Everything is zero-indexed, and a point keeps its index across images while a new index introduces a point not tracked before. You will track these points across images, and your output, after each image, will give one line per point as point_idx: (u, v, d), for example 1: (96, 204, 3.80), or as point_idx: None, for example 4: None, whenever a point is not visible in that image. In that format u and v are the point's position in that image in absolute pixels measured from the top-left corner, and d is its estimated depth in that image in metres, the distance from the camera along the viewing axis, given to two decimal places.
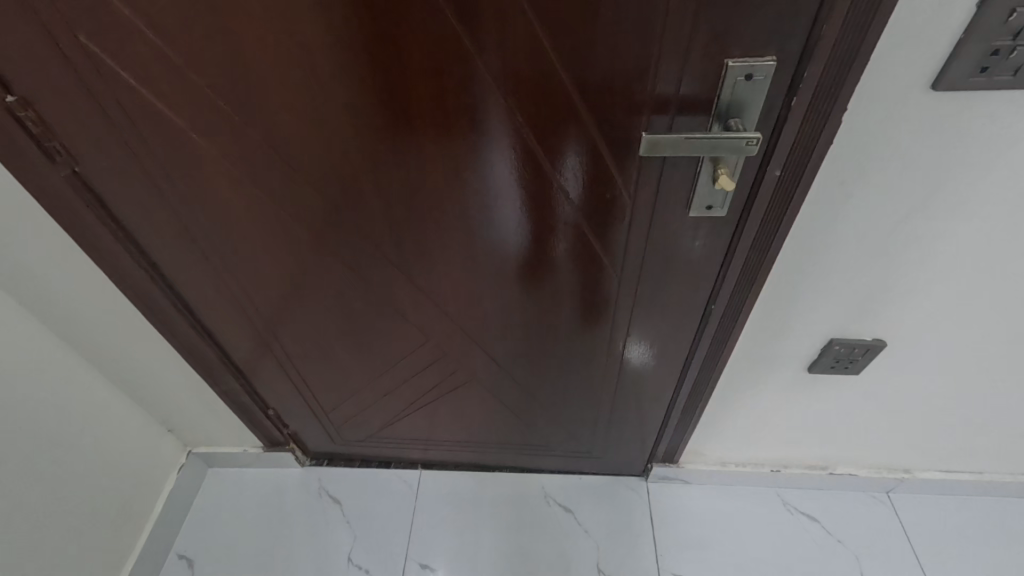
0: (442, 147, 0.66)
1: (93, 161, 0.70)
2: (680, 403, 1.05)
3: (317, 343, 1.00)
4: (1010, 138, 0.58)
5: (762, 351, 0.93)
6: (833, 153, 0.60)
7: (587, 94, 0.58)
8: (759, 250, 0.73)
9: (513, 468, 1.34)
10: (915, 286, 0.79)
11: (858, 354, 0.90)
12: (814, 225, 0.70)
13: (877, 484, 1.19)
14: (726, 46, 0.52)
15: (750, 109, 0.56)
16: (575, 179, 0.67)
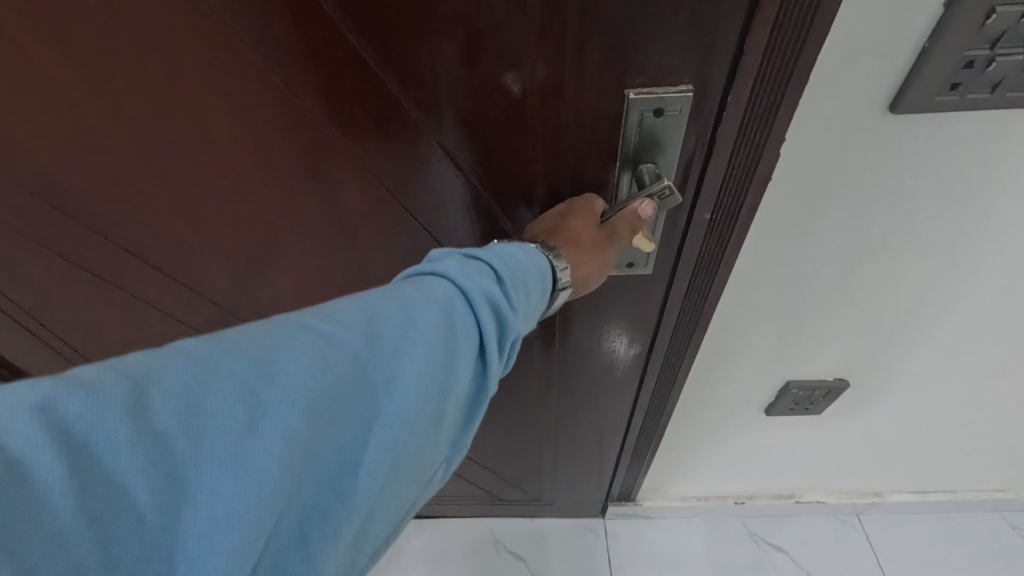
0: (290, 199, 0.53)
1: None
2: (630, 448, 0.95)
3: None
4: (983, 165, 0.47)
5: (711, 388, 0.84)
6: (771, 189, 0.49)
7: (456, 139, 0.45)
8: (695, 300, 0.62)
9: (459, 517, 1.22)
10: (876, 322, 0.69)
11: (819, 395, 0.80)
12: (757, 264, 0.59)
13: (844, 509, 1.11)
14: (625, 74, 0.39)
15: (664, 150, 0.44)
16: (460, 231, 0.55)
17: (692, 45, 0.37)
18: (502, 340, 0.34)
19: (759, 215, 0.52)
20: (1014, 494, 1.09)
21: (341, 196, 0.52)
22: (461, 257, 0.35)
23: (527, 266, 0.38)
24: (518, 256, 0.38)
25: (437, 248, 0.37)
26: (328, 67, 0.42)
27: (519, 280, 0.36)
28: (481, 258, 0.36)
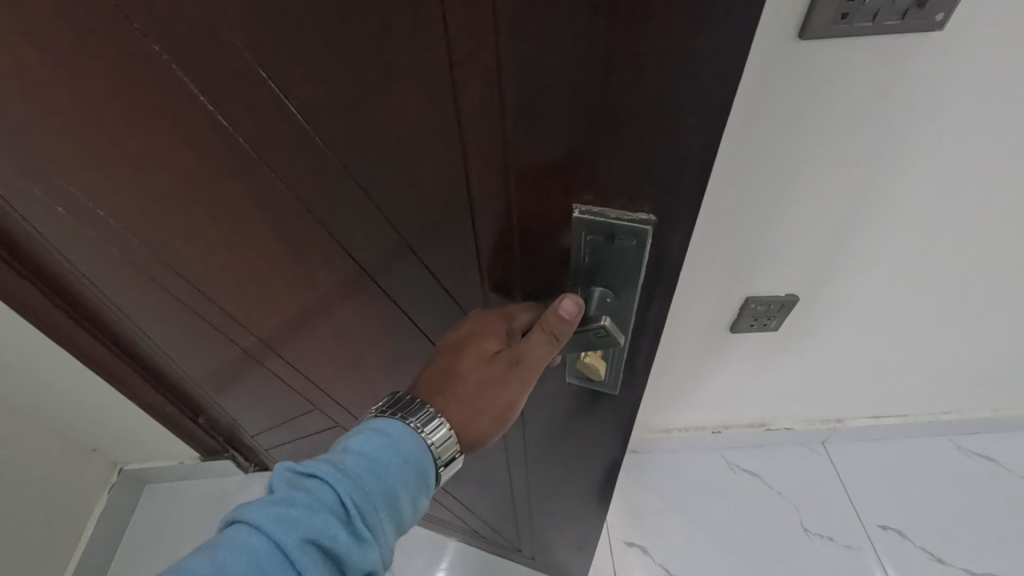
0: (269, 244, 0.54)
1: None
2: None
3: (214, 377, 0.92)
4: (877, 86, 0.60)
5: (683, 313, 0.94)
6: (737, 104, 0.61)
7: (403, 216, 0.45)
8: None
9: (448, 534, 1.24)
10: (818, 240, 0.81)
11: (773, 310, 0.91)
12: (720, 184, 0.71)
13: (812, 436, 1.24)
14: (571, 187, 0.38)
15: (617, 276, 0.42)
16: (422, 297, 0.55)
17: (661, 167, 0.34)
18: (336, 565, 0.40)
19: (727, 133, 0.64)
20: (961, 415, 1.22)
21: (311, 247, 0.53)
22: (282, 504, 0.39)
23: (373, 485, 0.42)
24: (358, 473, 0.42)
25: (277, 473, 0.42)
26: (285, 137, 0.42)
27: (362, 502, 0.41)
28: (309, 493, 0.40)
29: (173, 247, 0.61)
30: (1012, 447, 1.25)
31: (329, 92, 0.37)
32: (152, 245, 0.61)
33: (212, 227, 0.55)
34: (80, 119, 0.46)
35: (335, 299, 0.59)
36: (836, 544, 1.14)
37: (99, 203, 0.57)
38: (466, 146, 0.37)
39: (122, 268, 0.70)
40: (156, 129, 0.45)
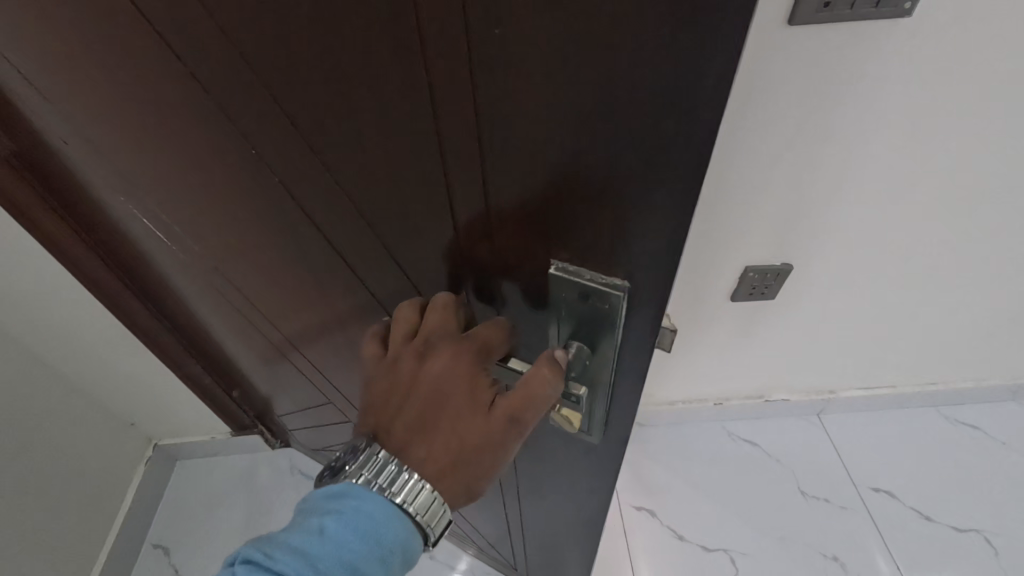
0: (293, 254, 0.58)
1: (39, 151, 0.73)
2: None
3: (249, 354, 0.99)
4: (859, 67, 0.68)
5: (688, 283, 1.01)
6: (737, 82, 0.69)
7: (403, 248, 0.48)
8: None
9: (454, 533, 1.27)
10: (812, 210, 0.88)
11: (770, 278, 0.99)
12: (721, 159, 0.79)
13: (808, 406, 1.32)
14: (550, 246, 0.40)
15: (590, 330, 0.44)
16: None
17: (631, 234, 0.36)
18: None
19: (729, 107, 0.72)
20: (947, 385, 1.31)
21: (328, 262, 0.57)
22: None
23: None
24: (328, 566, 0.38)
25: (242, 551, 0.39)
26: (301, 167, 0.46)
27: None
28: None
29: (213, 242, 0.67)
30: (995, 416, 1.33)
31: (335, 135, 0.40)
32: (195, 235, 0.67)
33: (243, 231, 0.60)
34: (134, 127, 0.51)
35: (347, 306, 0.63)
36: (832, 505, 1.21)
37: (152, 194, 0.63)
38: (453, 193, 0.40)
39: (173, 249, 0.77)
40: (193, 143, 0.50)
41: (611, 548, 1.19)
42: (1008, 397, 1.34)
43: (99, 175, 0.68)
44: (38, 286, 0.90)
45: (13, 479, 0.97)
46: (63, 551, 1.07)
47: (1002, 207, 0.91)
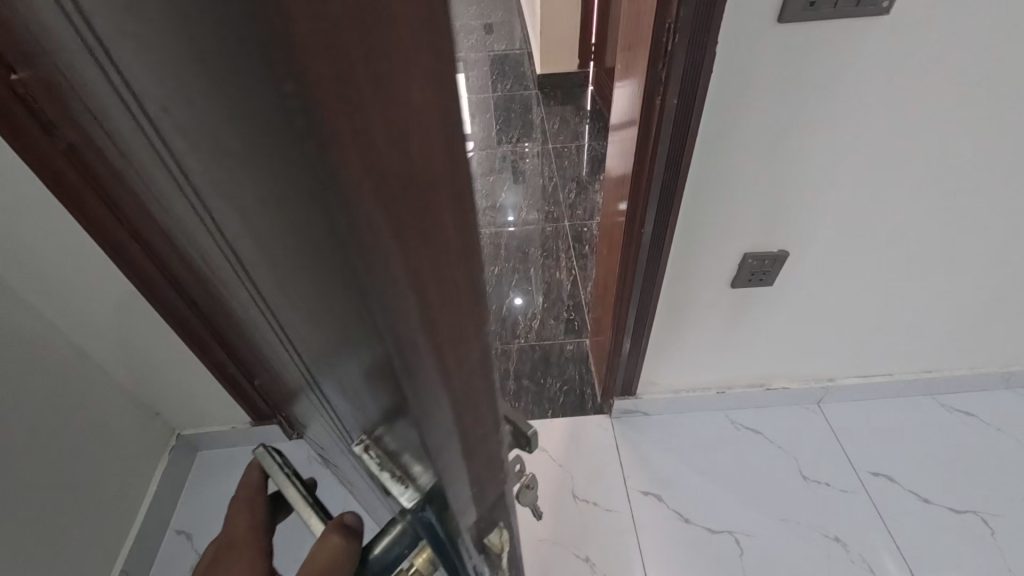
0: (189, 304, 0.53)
1: None
2: (625, 350, 1.21)
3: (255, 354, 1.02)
4: (844, 59, 0.75)
5: (691, 272, 1.06)
6: (711, 85, 0.75)
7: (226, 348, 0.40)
8: (670, 181, 0.86)
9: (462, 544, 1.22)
10: (809, 196, 0.93)
11: (768, 265, 1.04)
12: (703, 156, 0.84)
13: (807, 395, 1.37)
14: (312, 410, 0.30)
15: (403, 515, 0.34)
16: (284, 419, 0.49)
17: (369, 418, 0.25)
18: None
19: (711, 95, 0.76)
20: (941, 372, 1.36)
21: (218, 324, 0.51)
22: None
23: None
24: None
25: None
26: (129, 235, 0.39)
27: None
28: None
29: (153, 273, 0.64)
30: (989, 404, 1.38)
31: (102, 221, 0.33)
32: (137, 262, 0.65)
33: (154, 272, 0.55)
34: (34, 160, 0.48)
35: None
36: (833, 489, 1.25)
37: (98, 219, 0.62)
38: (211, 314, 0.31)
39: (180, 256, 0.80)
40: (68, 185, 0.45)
41: (620, 539, 1.20)
42: (1001, 384, 1.39)
43: None
44: (80, 274, 0.97)
45: (49, 461, 1.02)
46: (95, 532, 1.12)
47: (985, 196, 0.97)
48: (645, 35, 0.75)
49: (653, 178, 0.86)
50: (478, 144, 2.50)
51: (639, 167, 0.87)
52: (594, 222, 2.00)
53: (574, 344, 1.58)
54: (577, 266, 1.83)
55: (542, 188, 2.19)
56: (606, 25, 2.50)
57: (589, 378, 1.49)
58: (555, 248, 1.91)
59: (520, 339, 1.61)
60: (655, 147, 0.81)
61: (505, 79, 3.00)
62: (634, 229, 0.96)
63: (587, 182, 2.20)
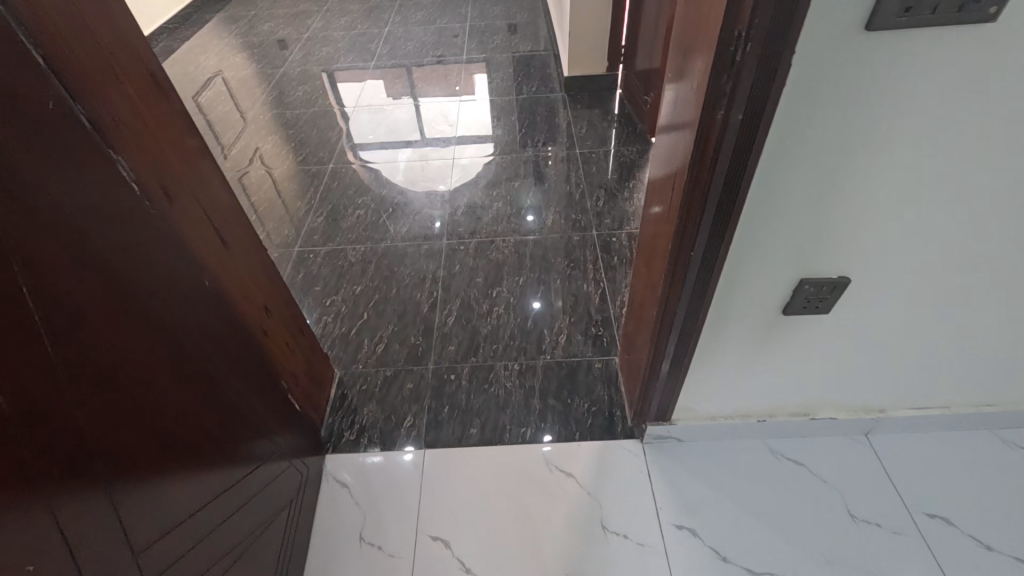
0: None
1: (128, 160, 0.76)
2: (664, 374, 1.13)
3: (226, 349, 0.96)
4: (933, 71, 0.66)
5: (737, 296, 0.98)
6: (781, 103, 0.67)
7: None
8: (726, 201, 0.78)
9: (486, 562, 1.16)
10: (876, 220, 0.85)
11: (827, 293, 0.92)
12: (764, 174, 0.76)
13: (855, 426, 1.27)
14: None
15: None
16: None
17: None
18: None
19: (778, 115, 0.68)
20: (1003, 406, 1.26)
21: None
22: None
23: None
24: None
25: None
26: None
27: None
28: None
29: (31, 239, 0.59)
30: None
31: None
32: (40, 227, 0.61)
33: None
34: None
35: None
36: (883, 530, 1.16)
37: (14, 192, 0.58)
38: None
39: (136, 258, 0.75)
40: None
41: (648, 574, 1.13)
42: None
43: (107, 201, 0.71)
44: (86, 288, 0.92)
45: None
46: None
47: None
48: (708, 38, 0.67)
49: (708, 196, 0.77)
50: (503, 148, 2.43)
51: (690, 185, 0.79)
52: (622, 233, 1.92)
53: (602, 362, 1.50)
54: (604, 279, 1.75)
55: (570, 195, 2.11)
56: (637, 27, 2.41)
57: (618, 400, 1.42)
58: (581, 258, 1.83)
59: (545, 355, 1.54)
60: (713, 166, 0.73)
61: (531, 80, 2.93)
62: (679, 253, 0.88)
63: (616, 190, 2.12)
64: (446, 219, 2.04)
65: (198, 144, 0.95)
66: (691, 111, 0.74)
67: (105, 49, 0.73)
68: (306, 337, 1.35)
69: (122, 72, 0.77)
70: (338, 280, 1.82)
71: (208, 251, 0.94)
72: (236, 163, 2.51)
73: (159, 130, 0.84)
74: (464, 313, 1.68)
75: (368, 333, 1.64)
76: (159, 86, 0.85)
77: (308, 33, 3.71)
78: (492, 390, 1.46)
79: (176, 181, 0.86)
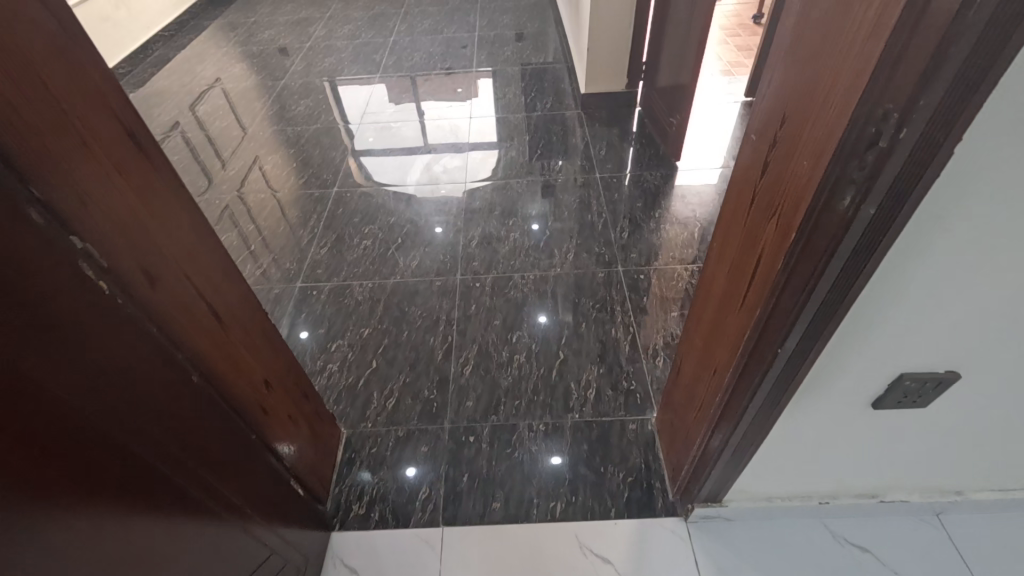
0: None
1: (95, 246, 0.61)
2: (723, 461, 0.99)
3: (207, 455, 0.81)
4: None
5: (821, 388, 0.83)
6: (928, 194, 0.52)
7: None
8: (835, 300, 0.63)
9: None
10: (1007, 315, 0.70)
11: (928, 389, 0.78)
12: (885, 270, 0.61)
13: (929, 507, 1.14)
14: None
15: None
16: None
17: None
18: None
19: (921, 207, 0.54)
20: None
21: None
22: None
23: None
24: None
25: None
26: None
27: None
28: None
29: None
30: None
31: None
32: None
33: None
34: None
35: None
36: None
37: None
38: None
39: (82, 374, 0.59)
40: None
41: None
42: None
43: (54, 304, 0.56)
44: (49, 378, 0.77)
45: None
46: None
47: None
48: (830, 109, 0.52)
49: (812, 294, 0.62)
50: (518, 170, 2.29)
51: (782, 276, 0.65)
52: (650, 269, 1.78)
53: (637, 423, 1.37)
54: (633, 323, 1.61)
55: (591, 225, 1.97)
56: (660, 43, 2.28)
57: (657, 468, 1.28)
58: (607, 298, 1.69)
59: (574, 414, 1.40)
60: (824, 262, 0.59)
61: (544, 96, 2.79)
62: (763, 348, 0.73)
63: (641, 220, 1.98)
64: (447, 223, 2.02)
65: (193, 208, 0.80)
66: (793, 192, 0.59)
67: (63, 107, 0.58)
68: (311, 405, 1.20)
69: (87, 134, 0.61)
70: (344, 322, 1.68)
71: (195, 333, 0.79)
72: (232, 185, 2.36)
73: (141, 202, 0.69)
74: (482, 361, 1.53)
75: (378, 384, 1.50)
76: (144, 147, 0.70)
77: (310, 42, 3.57)
78: (516, 456, 1.32)
79: (158, 261, 0.71)
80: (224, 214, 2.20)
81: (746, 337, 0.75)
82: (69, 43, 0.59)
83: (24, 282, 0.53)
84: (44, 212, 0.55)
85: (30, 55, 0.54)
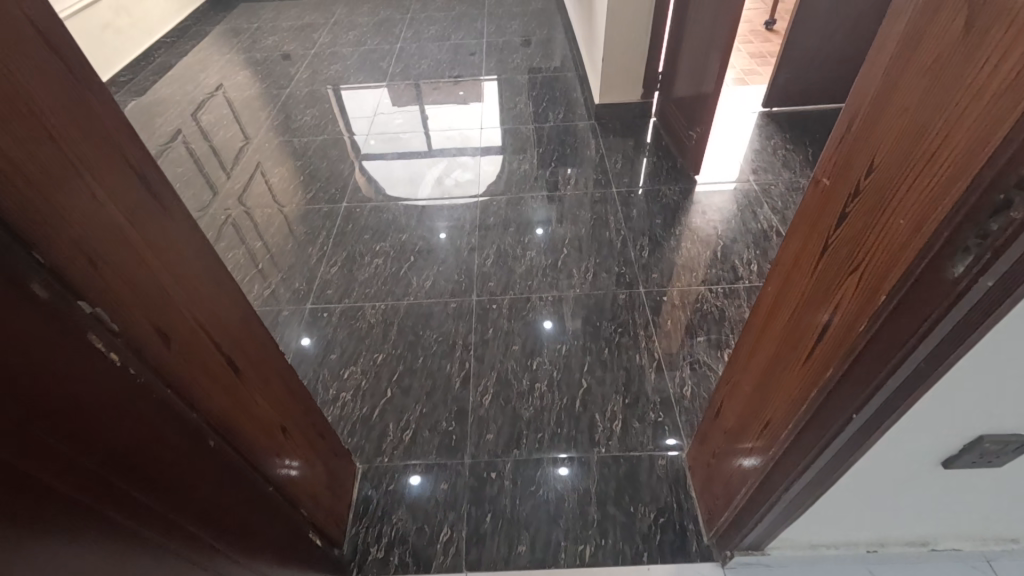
0: None
1: (105, 310, 0.54)
2: (772, 515, 0.92)
3: (229, 519, 0.74)
4: None
5: (890, 460, 0.75)
6: None
7: None
8: (924, 371, 0.57)
9: None
10: None
11: (1008, 449, 0.71)
12: (987, 343, 0.54)
13: (981, 555, 1.08)
14: None
15: None
16: None
17: None
18: None
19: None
20: None
21: None
22: None
23: None
24: None
25: None
26: None
27: None
28: None
29: None
30: None
31: None
32: None
33: None
34: None
35: None
36: None
37: None
38: None
39: (107, 455, 0.52)
40: None
41: None
42: None
43: (71, 381, 0.49)
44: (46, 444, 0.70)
45: None
46: None
47: None
48: (946, 170, 0.45)
49: (901, 366, 0.56)
50: (532, 184, 2.23)
51: (865, 340, 0.59)
52: (672, 290, 1.72)
53: (667, 459, 1.31)
54: (658, 349, 1.55)
55: (610, 242, 1.91)
56: (678, 53, 2.22)
57: (689, 509, 1.22)
58: (630, 321, 1.63)
59: (600, 448, 1.34)
60: (919, 333, 0.53)
61: (556, 106, 2.73)
62: (832, 412, 0.67)
63: (661, 237, 1.92)
64: (457, 237, 1.98)
65: (205, 251, 0.73)
66: (888, 255, 0.53)
67: (69, 155, 0.51)
68: (326, 445, 1.14)
69: (93, 183, 0.54)
70: (356, 347, 1.61)
71: (213, 391, 0.72)
72: (237, 199, 2.29)
73: (151, 253, 0.62)
74: (502, 390, 1.47)
75: (393, 415, 1.43)
76: (154, 192, 0.63)
77: (314, 49, 3.50)
78: (541, 494, 1.26)
79: (170, 316, 0.64)
80: (229, 230, 2.13)
81: (813, 397, 0.69)
82: (72, 82, 0.52)
83: (41, 368, 0.46)
84: (49, 279, 0.48)
85: (32, 98, 0.48)
